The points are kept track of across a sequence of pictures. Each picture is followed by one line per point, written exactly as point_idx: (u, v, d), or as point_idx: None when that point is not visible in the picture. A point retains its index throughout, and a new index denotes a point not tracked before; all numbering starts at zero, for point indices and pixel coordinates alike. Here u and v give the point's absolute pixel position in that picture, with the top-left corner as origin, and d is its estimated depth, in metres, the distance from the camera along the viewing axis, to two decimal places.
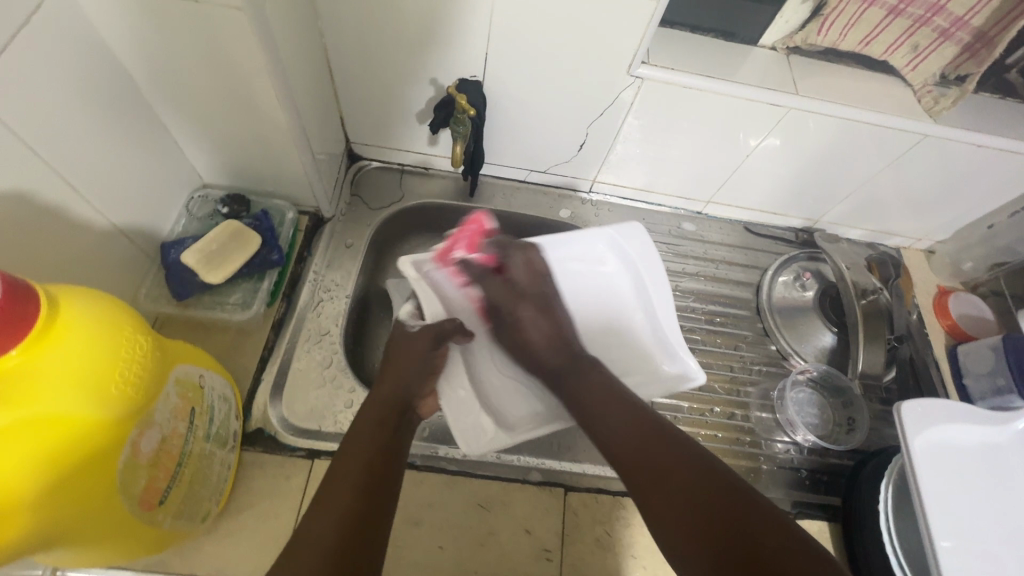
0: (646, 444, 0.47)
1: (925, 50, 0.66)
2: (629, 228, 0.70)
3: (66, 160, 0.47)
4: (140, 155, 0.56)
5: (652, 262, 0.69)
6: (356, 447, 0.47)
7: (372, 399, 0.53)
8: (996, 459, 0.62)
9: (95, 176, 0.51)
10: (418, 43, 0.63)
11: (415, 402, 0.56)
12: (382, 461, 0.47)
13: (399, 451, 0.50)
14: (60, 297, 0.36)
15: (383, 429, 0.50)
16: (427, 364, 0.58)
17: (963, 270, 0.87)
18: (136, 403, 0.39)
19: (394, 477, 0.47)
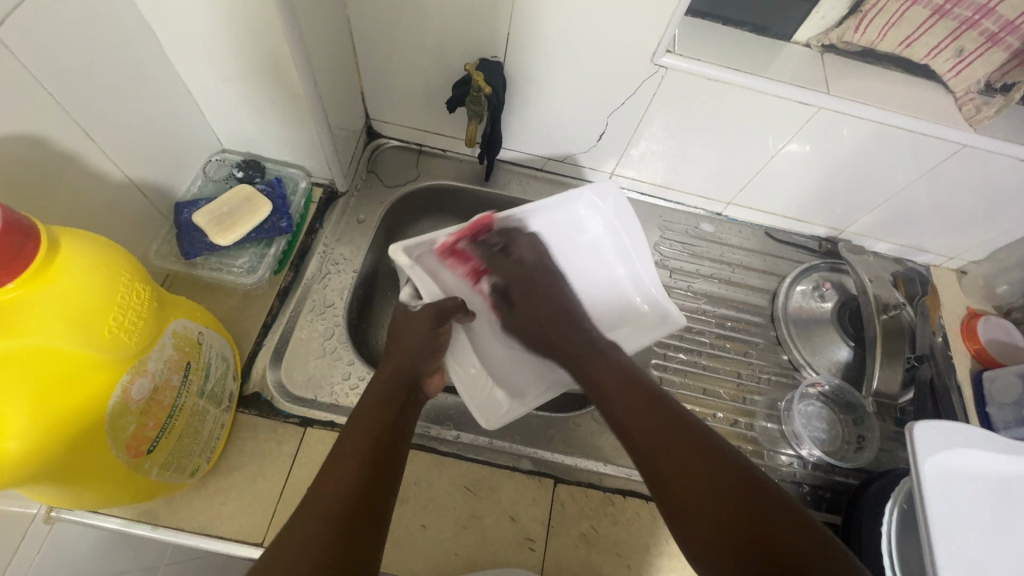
0: (663, 430, 0.48)
1: (970, 56, 0.62)
2: (603, 187, 0.70)
3: (85, 109, 0.48)
4: (159, 113, 0.57)
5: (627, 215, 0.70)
6: (365, 424, 0.50)
7: (381, 378, 0.56)
8: (1013, 491, 0.58)
9: (111, 128, 0.52)
10: (441, 20, 0.63)
11: (421, 381, 0.59)
12: (385, 437, 0.49)
13: (405, 427, 0.52)
14: (62, 238, 0.37)
15: (386, 409, 0.52)
16: (429, 340, 0.61)
17: (997, 294, 0.83)
18: (128, 349, 0.39)
19: (397, 452, 0.50)
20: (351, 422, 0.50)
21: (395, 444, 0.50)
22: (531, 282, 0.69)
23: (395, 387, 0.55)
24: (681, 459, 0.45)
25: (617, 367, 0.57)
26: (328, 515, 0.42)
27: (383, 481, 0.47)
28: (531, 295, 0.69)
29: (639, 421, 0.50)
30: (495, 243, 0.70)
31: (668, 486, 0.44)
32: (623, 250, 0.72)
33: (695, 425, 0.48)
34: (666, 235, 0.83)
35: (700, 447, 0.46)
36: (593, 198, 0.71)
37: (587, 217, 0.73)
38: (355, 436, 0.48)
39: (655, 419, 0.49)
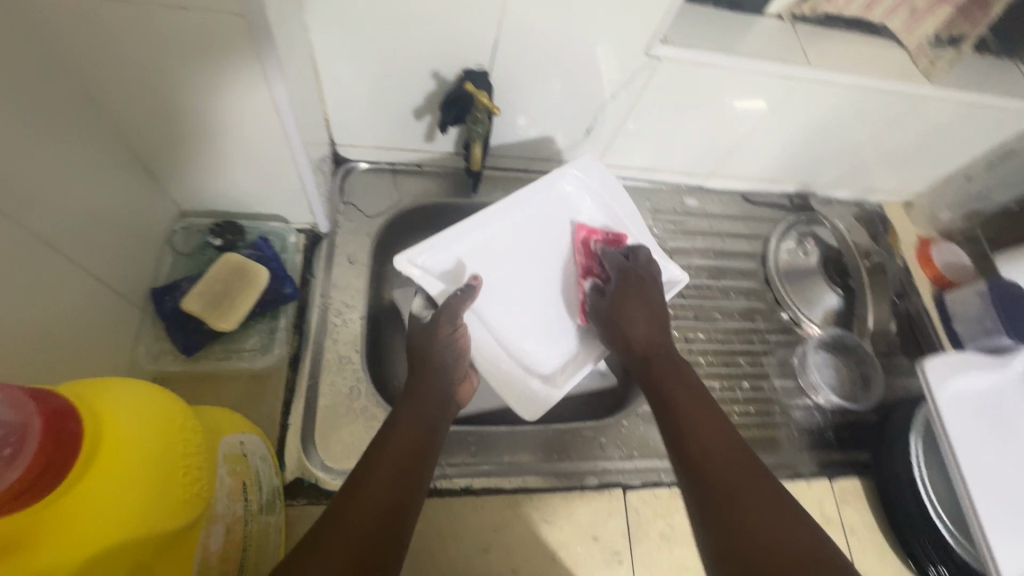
0: (715, 445, 0.46)
1: (922, 13, 0.68)
2: (585, 161, 0.71)
3: (24, 200, 0.39)
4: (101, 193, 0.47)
5: (614, 185, 0.71)
6: (400, 436, 0.46)
7: (412, 389, 0.52)
8: (1004, 402, 0.66)
9: (56, 213, 0.42)
10: (417, 33, 0.56)
11: (454, 391, 0.55)
12: (416, 453, 0.46)
13: (436, 446, 0.49)
14: (96, 399, 0.30)
15: (422, 422, 0.49)
16: (452, 344, 0.55)
17: (940, 220, 0.92)
18: (202, 503, 0.33)
19: (426, 470, 0.46)
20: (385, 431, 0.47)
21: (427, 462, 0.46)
22: (636, 296, 0.59)
23: (432, 402, 0.51)
24: (724, 479, 0.44)
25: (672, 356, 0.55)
26: (348, 530, 0.38)
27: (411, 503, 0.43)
28: (631, 305, 0.59)
29: (690, 432, 0.48)
30: (622, 249, 0.66)
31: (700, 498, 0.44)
32: (616, 225, 0.71)
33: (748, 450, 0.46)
34: (657, 217, 0.84)
35: (744, 469, 0.44)
36: (580, 174, 0.70)
37: (578, 197, 0.71)
38: (385, 449, 0.45)
39: (712, 435, 0.47)
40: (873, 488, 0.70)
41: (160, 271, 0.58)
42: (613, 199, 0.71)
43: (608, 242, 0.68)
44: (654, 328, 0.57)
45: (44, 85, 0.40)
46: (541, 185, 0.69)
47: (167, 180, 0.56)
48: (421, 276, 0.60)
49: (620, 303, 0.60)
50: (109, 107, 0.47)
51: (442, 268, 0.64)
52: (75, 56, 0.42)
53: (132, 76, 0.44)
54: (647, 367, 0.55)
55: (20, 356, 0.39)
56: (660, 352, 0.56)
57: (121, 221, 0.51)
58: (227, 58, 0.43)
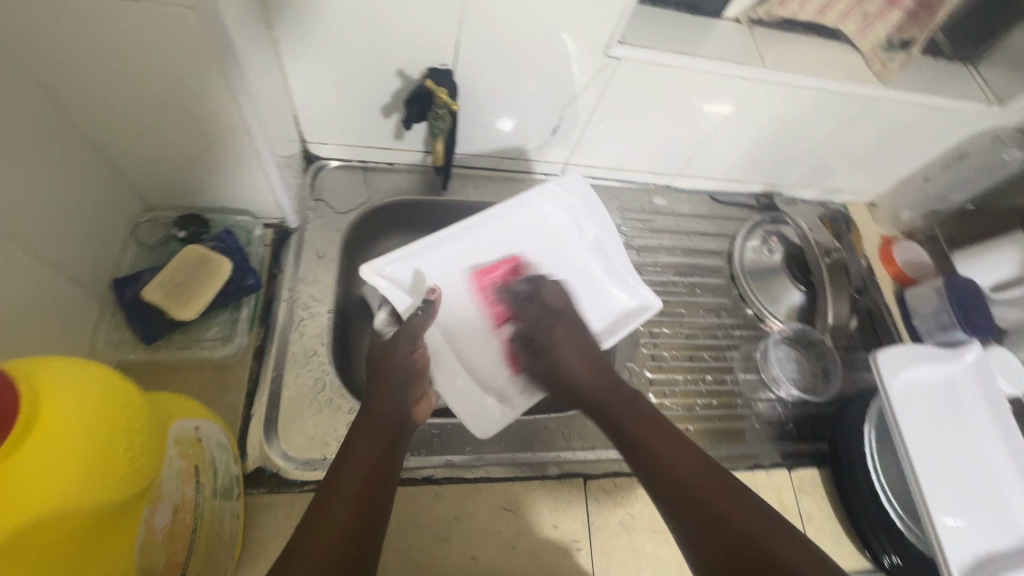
0: (690, 475, 0.48)
1: (874, 17, 0.70)
2: (570, 180, 0.71)
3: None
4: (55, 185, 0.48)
5: (595, 205, 0.71)
6: (357, 457, 0.47)
7: (367, 406, 0.52)
8: (954, 394, 0.69)
9: (11, 200, 0.43)
10: (381, 31, 0.58)
11: (411, 412, 0.54)
12: (376, 473, 0.47)
13: (396, 461, 0.49)
14: (39, 376, 0.31)
15: (382, 443, 0.49)
16: (408, 368, 0.55)
17: (902, 219, 0.95)
18: (145, 482, 0.34)
19: (389, 486, 0.47)
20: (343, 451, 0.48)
21: (388, 480, 0.47)
22: (565, 331, 0.62)
23: (387, 419, 0.51)
24: (722, 521, 0.44)
25: (642, 408, 0.55)
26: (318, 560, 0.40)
27: (376, 525, 0.44)
28: (562, 344, 0.61)
29: (666, 466, 0.49)
30: (524, 287, 0.68)
31: (689, 532, 0.45)
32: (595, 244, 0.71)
33: (720, 469, 0.48)
34: (625, 215, 0.86)
35: (721, 491, 0.46)
36: (559, 193, 0.71)
37: (553, 212, 0.72)
38: (347, 472, 0.46)
39: (708, 493, 0.46)
40: (832, 478, 0.72)
41: (123, 262, 0.59)
42: (591, 216, 0.71)
43: (506, 279, 0.70)
44: (596, 366, 0.59)
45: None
46: (519, 202, 0.70)
47: (131, 174, 0.57)
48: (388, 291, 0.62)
49: (553, 346, 0.61)
50: (69, 99, 0.47)
51: (406, 281, 0.65)
52: (30, 48, 0.42)
53: (90, 68, 0.45)
54: (603, 408, 0.56)
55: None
56: (612, 389, 0.57)
57: (82, 213, 0.52)
58: (183, 52, 0.44)
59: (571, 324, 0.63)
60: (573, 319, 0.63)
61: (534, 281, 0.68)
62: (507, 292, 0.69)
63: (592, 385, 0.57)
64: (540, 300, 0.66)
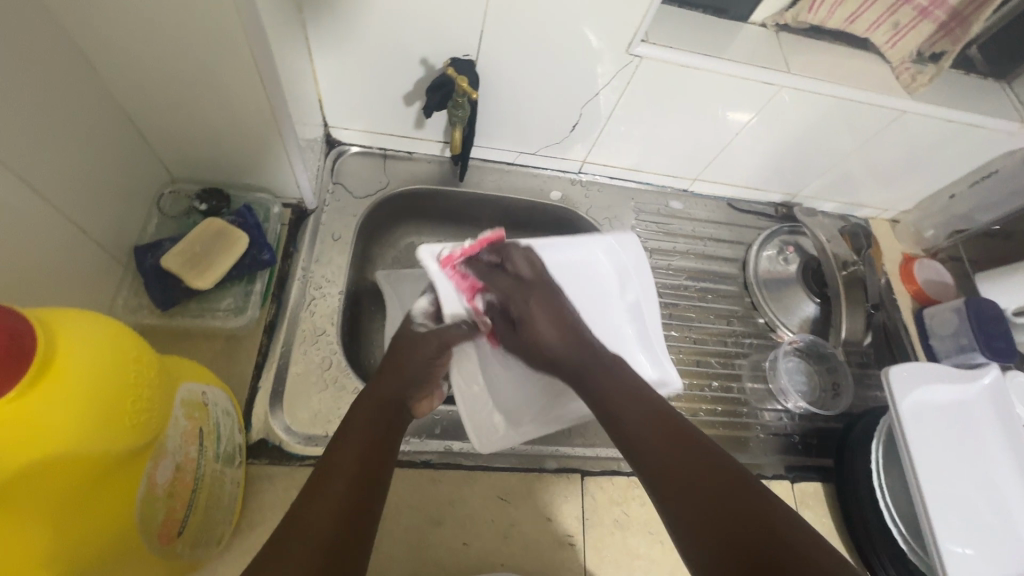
0: (673, 448, 0.46)
1: (904, 28, 0.69)
2: (626, 237, 0.70)
3: (10, 145, 0.41)
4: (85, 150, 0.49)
5: (642, 270, 0.70)
6: (353, 440, 0.46)
7: (368, 393, 0.52)
8: (967, 416, 0.67)
9: (43, 163, 0.45)
10: (408, 20, 0.59)
11: (412, 402, 0.55)
12: (372, 456, 0.46)
13: (391, 447, 0.49)
14: (57, 324, 0.32)
15: (379, 425, 0.49)
16: (426, 367, 0.57)
17: (925, 238, 0.93)
18: (149, 436, 0.35)
19: (385, 470, 0.47)
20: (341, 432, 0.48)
21: (383, 464, 0.46)
22: (539, 296, 0.60)
23: (386, 407, 0.51)
24: (702, 489, 0.42)
25: (626, 382, 0.54)
26: (314, 537, 0.38)
27: (372, 504, 0.43)
28: (538, 313, 0.59)
29: (650, 441, 0.47)
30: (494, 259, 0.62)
31: (675, 503, 0.42)
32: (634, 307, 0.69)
33: (702, 438, 0.46)
34: (640, 217, 0.86)
35: (706, 461, 0.44)
36: (616, 245, 0.69)
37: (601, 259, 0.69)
38: (346, 451, 0.45)
39: (690, 462, 0.44)
40: (836, 494, 0.70)
41: (146, 231, 0.60)
42: (637, 279, 0.69)
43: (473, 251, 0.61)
44: (570, 332, 0.59)
45: (39, 41, 0.43)
46: (574, 242, 0.67)
47: (158, 146, 0.59)
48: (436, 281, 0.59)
49: (529, 312, 0.59)
50: (103, 69, 0.49)
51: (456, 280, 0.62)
52: (71, 18, 0.44)
53: (125, 40, 0.46)
54: (580, 378, 0.56)
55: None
56: (587, 359, 0.57)
57: (110, 180, 0.53)
58: (214, 30, 0.46)
59: (545, 292, 0.61)
60: (547, 288, 0.61)
61: (501, 249, 0.62)
62: (471, 267, 0.61)
63: (564, 351, 0.57)
64: (510, 270, 0.62)
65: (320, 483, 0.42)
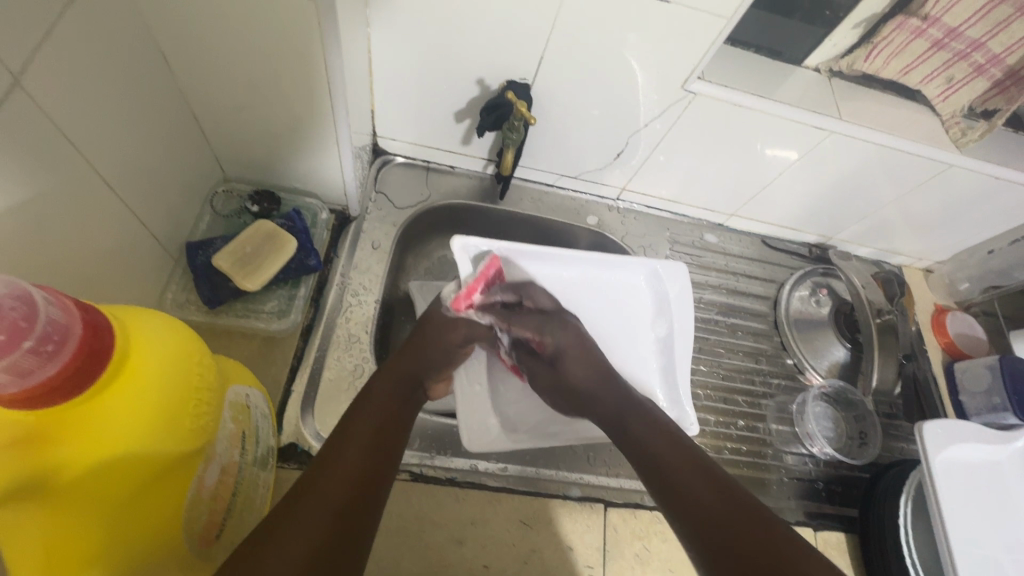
0: (700, 487, 0.47)
1: (958, 83, 0.69)
2: (672, 268, 0.70)
3: (86, 136, 0.42)
4: (152, 145, 0.51)
5: (684, 303, 0.70)
6: (371, 408, 0.48)
7: (387, 366, 0.53)
8: (999, 477, 0.66)
9: (114, 155, 0.46)
10: (470, 40, 0.60)
11: (429, 383, 0.57)
12: (384, 429, 0.47)
13: (404, 425, 0.50)
14: (134, 321, 0.33)
15: (394, 402, 0.50)
16: (447, 353, 0.59)
17: (959, 290, 0.92)
18: (204, 437, 0.36)
19: (398, 445, 0.48)
20: (359, 399, 0.49)
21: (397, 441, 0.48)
22: (569, 335, 0.61)
23: (401, 380, 0.53)
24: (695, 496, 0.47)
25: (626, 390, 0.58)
26: (327, 506, 0.39)
27: (383, 479, 0.44)
28: (568, 354, 0.60)
29: (660, 455, 0.50)
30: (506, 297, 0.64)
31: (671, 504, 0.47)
32: (663, 341, 0.70)
33: (725, 476, 0.48)
34: (675, 248, 0.86)
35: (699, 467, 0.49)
36: (659, 275, 0.71)
37: (643, 282, 0.72)
38: (360, 420, 0.47)
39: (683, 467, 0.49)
40: (858, 546, 0.69)
41: (197, 227, 0.61)
42: (676, 313, 0.70)
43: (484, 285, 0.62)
44: (602, 373, 0.59)
45: (123, 37, 0.44)
46: (618, 265, 0.71)
47: (217, 145, 0.60)
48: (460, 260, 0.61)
49: (562, 351, 0.61)
50: (178, 68, 0.50)
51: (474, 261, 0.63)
52: (157, 19, 0.45)
53: (204, 42, 0.48)
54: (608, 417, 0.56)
55: (56, 280, 0.41)
56: (620, 401, 0.56)
57: (170, 175, 0.55)
58: (292, 38, 0.47)
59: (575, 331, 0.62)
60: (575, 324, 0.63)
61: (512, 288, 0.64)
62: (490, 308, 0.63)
63: (601, 391, 0.58)
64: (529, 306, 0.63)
65: (334, 455, 0.43)
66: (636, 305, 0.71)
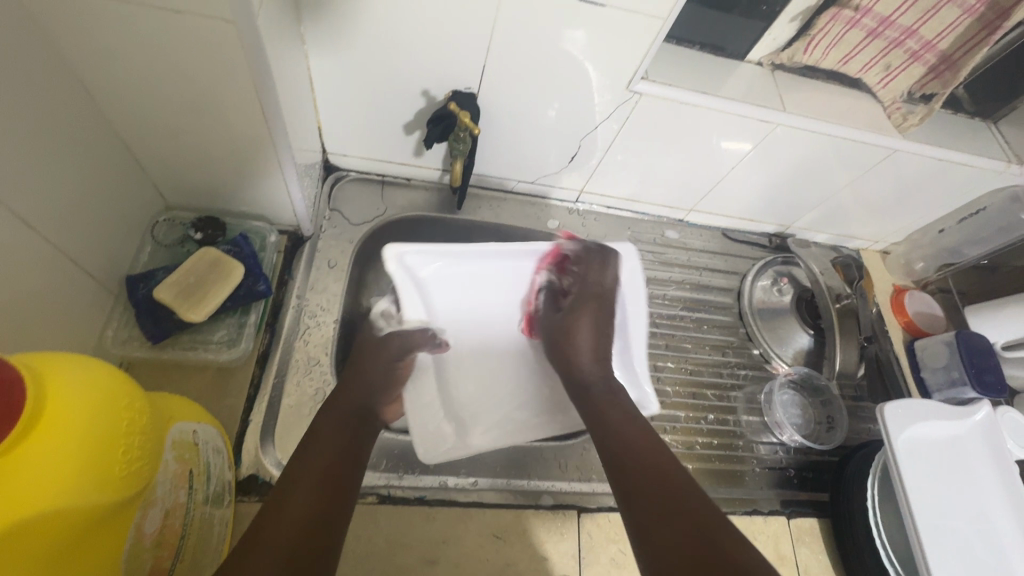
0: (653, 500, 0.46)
1: (896, 69, 0.71)
2: (619, 253, 0.68)
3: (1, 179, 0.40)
4: (78, 181, 0.49)
5: (636, 288, 0.69)
6: (316, 450, 0.47)
7: (334, 400, 0.53)
8: (960, 450, 0.67)
9: (35, 196, 0.44)
10: (410, 51, 0.59)
11: (377, 412, 0.57)
12: (335, 466, 0.47)
13: (358, 460, 0.49)
14: (48, 372, 0.31)
15: (341, 436, 0.50)
16: (388, 370, 0.61)
17: (915, 270, 0.95)
18: (137, 485, 0.34)
19: (352, 481, 0.47)
20: (305, 441, 0.48)
21: (350, 477, 0.47)
22: (592, 308, 0.67)
23: (348, 415, 0.52)
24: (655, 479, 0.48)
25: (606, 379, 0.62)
26: (273, 552, 0.38)
27: (338, 518, 0.43)
28: (583, 319, 0.66)
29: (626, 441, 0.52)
30: (575, 257, 0.69)
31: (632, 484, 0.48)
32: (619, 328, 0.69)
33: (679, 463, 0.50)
34: (637, 246, 0.86)
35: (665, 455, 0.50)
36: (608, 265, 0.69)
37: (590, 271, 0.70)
38: (306, 463, 0.46)
39: (648, 453, 0.51)
40: (831, 530, 0.70)
41: (138, 260, 0.60)
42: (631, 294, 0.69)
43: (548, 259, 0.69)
44: (602, 356, 0.64)
45: (37, 73, 0.42)
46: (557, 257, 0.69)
47: (155, 173, 0.58)
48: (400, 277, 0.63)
49: (575, 318, 0.67)
50: (103, 100, 0.48)
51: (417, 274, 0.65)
52: (72, 50, 0.43)
53: (125, 72, 0.46)
54: (586, 394, 0.60)
55: None
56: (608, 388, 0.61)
57: (103, 210, 0.53)
58: (217, 65, 0.45)
59: (599, 309, 0.67)
60: (609, 305, 0.67)
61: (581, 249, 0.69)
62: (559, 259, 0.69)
63: (591, 365, 0.64)
64: (590, 277, 0.68)
65: (280, 500, 0.42)
66: None
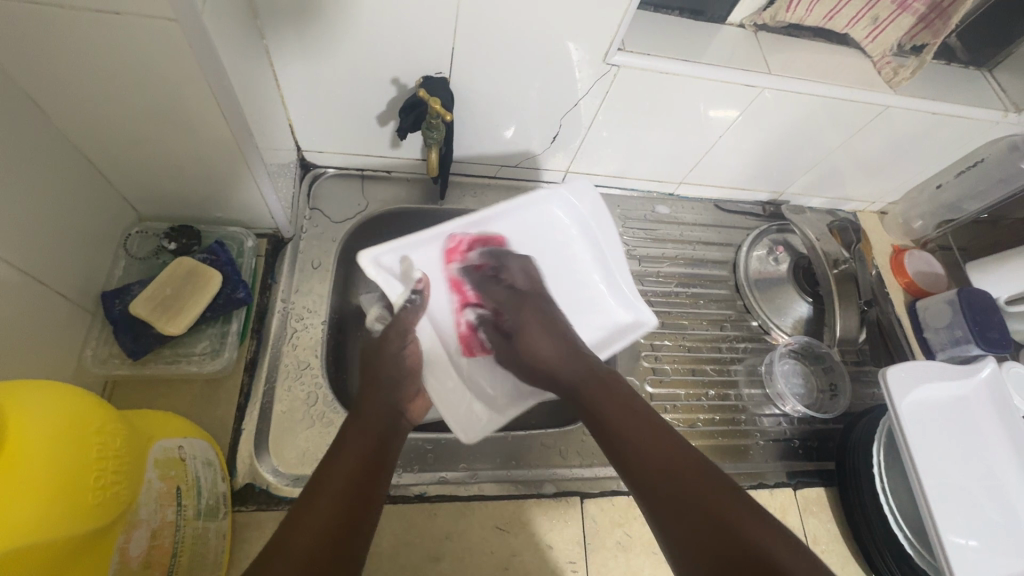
0: (663, 468, 0.44)
1: (884, 22, 0.68)
2: (577, 185, 0.69)
3: None
4: (36, 202, 0.47)
5: (602, 217, 0.69)
6: (346, 454, 0.46)
7: (361, 408, 0.52)
8: (966, 410, 0.66)
9: None
10: (375, 40, 0.56)
11: (404, 405, 0.56)
12: (366, 470, 0.46)
13: (387, 464, 0.49)
14: (8, 405, 0.30)
15: (372, 439, 0.49)
16: (398, 364, 0.58)
17: (914, 229, 0.93)
18: (113, 513, 0.34)
19: (378, 486, 0.46)
20: (333, 447, 0.47)
21: (378, 482, 0.46)
22: (533, 306, 0.63)
23: (381, 419, 0.51)
24: (672, 482, 0.42)
25: (594, 373, 0.55)
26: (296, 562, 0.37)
27: (363, 526, 0.43)
28: (531, 320, 0.61)
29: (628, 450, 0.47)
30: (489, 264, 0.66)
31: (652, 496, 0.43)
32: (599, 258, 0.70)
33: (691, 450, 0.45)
34: (627, 224, 0.85)
35: (671, 445, 0.45)
36: (570, 197, 0.69)
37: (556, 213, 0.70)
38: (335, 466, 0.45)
39: (653, 454, 0.45)
40: (838, 497, 0.70)
41: (113, 277, 0.59)
42: (596, 229, 0.69)
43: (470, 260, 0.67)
44: (568, 351, 0.58)
45: None
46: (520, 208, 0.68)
47: (120, 184, 0.56)
48: (381, 279, 0.60)
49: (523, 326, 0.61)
50: (56, 115, 0.47)
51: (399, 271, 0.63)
52: (13, 67, 0.41)
53: (73, 85, 0.44)
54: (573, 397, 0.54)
55: None
56: (588, 377, 0.54)
57: (68, 226, 0.51)
58: (168, 71, 0.43)
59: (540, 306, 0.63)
60: (544, 308, 0.62)
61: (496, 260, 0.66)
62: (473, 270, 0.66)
63: (566, 367, 0.56)
64: (505, 280, 0.66)
65: (306, 505, 0.41)
66: (562, 236, 0.71)
